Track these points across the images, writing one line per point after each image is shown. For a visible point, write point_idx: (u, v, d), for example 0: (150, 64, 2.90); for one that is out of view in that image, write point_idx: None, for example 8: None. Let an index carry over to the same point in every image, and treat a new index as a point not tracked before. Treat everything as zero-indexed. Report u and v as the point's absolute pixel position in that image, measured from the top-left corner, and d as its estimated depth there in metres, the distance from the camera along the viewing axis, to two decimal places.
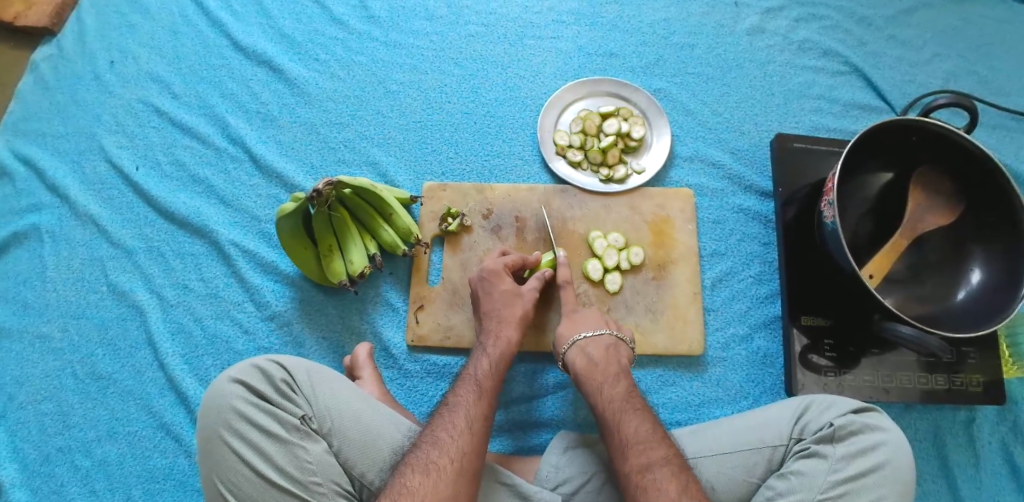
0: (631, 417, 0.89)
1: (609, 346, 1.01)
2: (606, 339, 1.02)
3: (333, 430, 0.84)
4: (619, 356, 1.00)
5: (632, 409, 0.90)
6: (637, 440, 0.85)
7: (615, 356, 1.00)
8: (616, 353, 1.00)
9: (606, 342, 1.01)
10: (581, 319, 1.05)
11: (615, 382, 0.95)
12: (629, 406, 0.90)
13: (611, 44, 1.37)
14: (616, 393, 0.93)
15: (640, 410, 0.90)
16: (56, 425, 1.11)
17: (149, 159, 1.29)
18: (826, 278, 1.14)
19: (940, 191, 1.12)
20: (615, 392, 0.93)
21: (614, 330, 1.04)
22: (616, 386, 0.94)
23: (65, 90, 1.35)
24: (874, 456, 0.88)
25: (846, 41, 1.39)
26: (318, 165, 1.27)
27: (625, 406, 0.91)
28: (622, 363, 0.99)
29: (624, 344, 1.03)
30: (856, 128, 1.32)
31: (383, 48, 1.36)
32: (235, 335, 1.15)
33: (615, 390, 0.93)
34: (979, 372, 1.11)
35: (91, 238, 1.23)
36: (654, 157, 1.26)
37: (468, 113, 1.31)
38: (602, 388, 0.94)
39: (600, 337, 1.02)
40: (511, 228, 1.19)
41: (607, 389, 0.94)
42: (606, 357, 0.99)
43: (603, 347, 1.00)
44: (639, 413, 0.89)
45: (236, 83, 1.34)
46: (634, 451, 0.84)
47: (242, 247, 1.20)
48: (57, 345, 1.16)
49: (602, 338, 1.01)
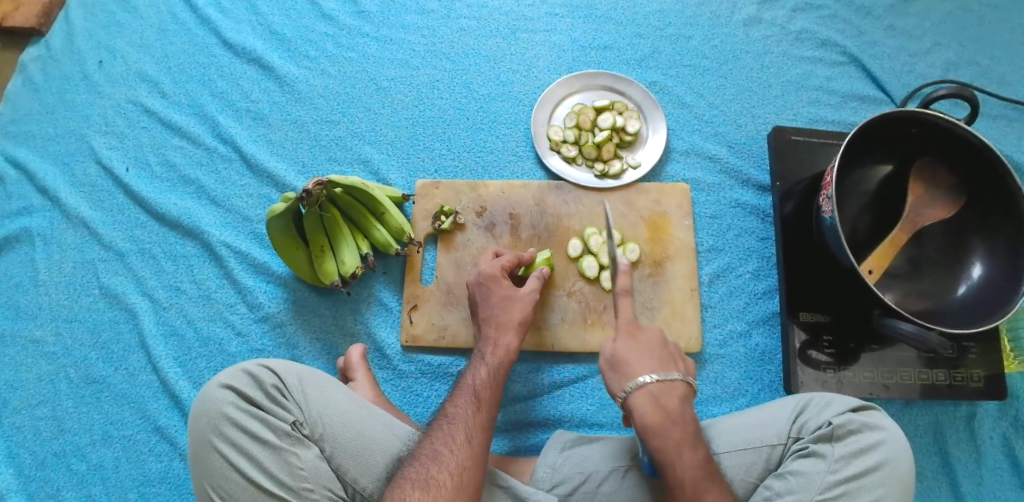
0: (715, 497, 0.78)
1: (680, 395, 0.84)
2: (679, 386, 0.84)
3: (325, 435, 0.83)
4: (686, 401, 0.84)
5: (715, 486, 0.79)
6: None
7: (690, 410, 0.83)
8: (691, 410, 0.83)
9: (679, 389, 0.84)
10: (646, 350, 0.86)
11: (693, 447, 0.81)
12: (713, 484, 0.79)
13: (606, 36, 1.35)
14: (695, 460, 0.80)
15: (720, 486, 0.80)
16: (51, 430, 1.11)
17: (140, 160, 1.27)
18: (826, 274, 1.13)
19: (941, 185, 1.10)
20: (694, 464, 0.80)
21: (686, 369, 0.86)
22: (698, 458, 0.80)
23: (53, 91, 1.33)
24: (874, 456, 0.87)
25: (844, 31, 1.37)
26: (310, 164, 1.25)
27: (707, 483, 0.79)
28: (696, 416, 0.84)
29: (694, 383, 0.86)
30: (855, 120, 1.30)
31: (374, 43, 1.34)
32: (228, 338, 1.14)
33: (695, 462, 0.80)
34: (979, 367, 1.10)
35: (82, 240, 1.22)
36: (650, 151, 1.24)
37: (460, 108, 1.29)
38: (680, 457, 0.80)
39: (673, 381, 0.84)
40: (505, 225, 1.17)
41: (684, 458, 0.80)
42: (681, 414, 0.82)
43: (676, 395, 0.83)
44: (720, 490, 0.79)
45: (226, 82, 1.32)
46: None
47: (234, 248, 1.19)
48: (49, 349, 1.15)
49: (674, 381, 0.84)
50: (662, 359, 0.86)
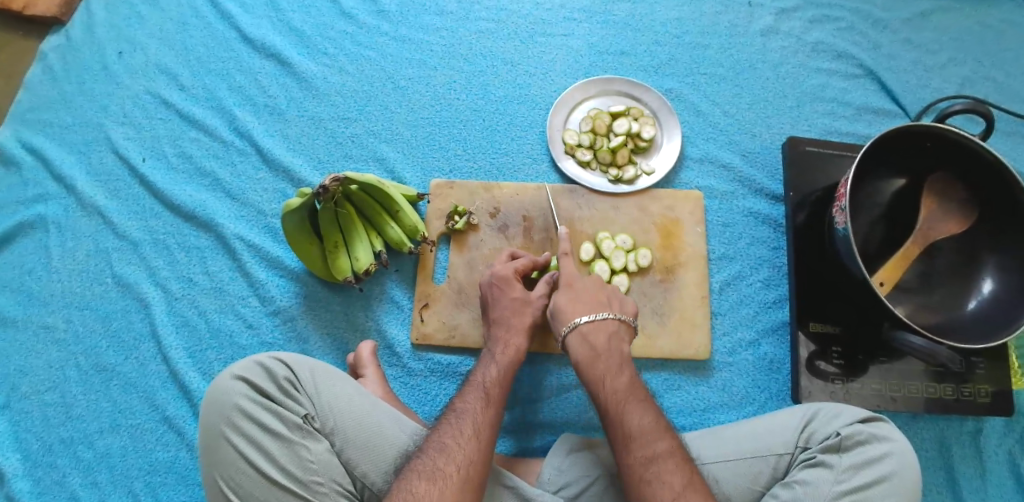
0: (646, 431, 0.83)
1: (617, 339, 0.94)
2: (610, 324, 0.94)
3: (335, 429, 0.83)
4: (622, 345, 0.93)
5: (650, 425, 0.84)
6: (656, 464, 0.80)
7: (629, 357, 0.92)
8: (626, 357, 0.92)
9: (609, 327, 0.94)
10: (581, 291, 0.98)
11: (627, 387, 0.88)
12: (648, 424, 0.84)
13: (622, 42, 1.35)
14: (619, 384, 0.88)
15: (657, 427, 0.84)
16: (59, 416, 1.11)
17: (156, 151, 1.28)
18: (836, 286, 1.13)
19: (953, 199, 1.12)
20: (625, 399, 0.86)
21: (617, 311, 0.96)
22: (630, 394, 0.87)
23: (73, 80, 1.34)
24: (880, 467, 0.87)
25: (860, 43, 1.37)
26: (326, 160, 1.26)
27: (638, 422, 0.84)
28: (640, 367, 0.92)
29: (627, 325, 0.96)
30: (869, 133, 1.30)
31: (392, 43, 1.34)
32: (239, 330, 1.15)
33: (627, 397, 0.87)
34: (986, 383, 1.11)
35: (97, 229, 1.23)
36: (664, 158, 1.25)
37: (476, 110, 1.30)
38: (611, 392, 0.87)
39: (602, 322, 0.94)
40: (518, 227, 1.17)
41: (609, 381, 0.89)
42: (616, 354, 0.91)
43: (613, 339, 0.93)
44: (656, 430, 0.83)
45: (244, 76, 1.33)
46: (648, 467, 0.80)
47: (248, 242, 1.19)
48: (61, 336, 1.16)
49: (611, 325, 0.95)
50: (597, 303, 0.97)
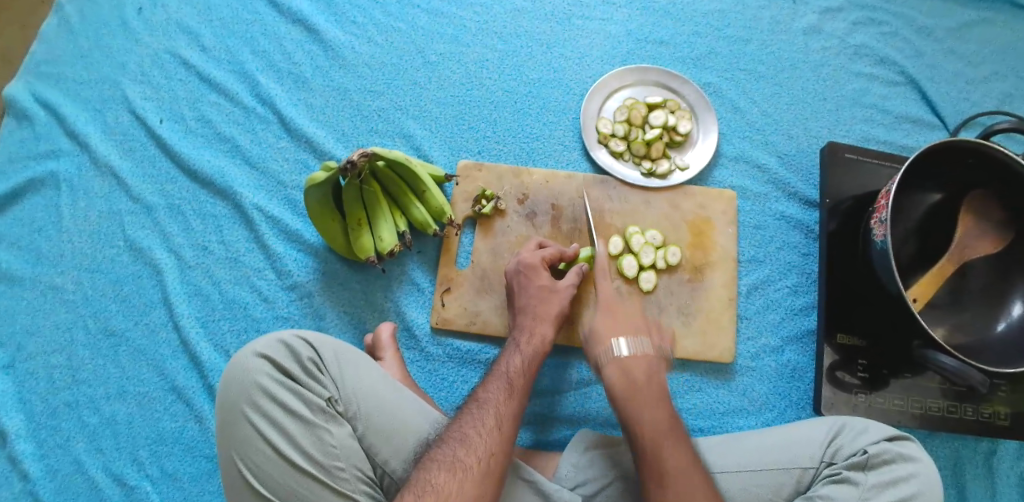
0: (699, 500, 0.79)
1: (658, 388, 0.91)
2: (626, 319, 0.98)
3: (358, 414, 0.81)
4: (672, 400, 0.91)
5: (702, 494, 0.80)
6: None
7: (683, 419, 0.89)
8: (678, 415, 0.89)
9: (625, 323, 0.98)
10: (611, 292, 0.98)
11: (678, 446, 0.85)
12: (699, 490, 0.80)
13: (662, 31, 1.31)
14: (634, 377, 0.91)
15: (709, 493, 0.80)
16: (65, 380, 1.08)
17: (174, 113, 1.24)
18: (866, 298, 1.11)
19: (990, 218, 1.10)
20: (677, 462, 0.83)
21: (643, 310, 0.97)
22: (679, 452, 0.84)
23: (89, 33, 1.28)
24: (906, 488, 0.86)
25: (904, 50, 1.33)
26: (350, 133, 1.22)
27: (693, 489, 0.80)
28: (691, 428, 0.89)
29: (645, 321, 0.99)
30: (907, 142, 1.27)
31: (425, 15, 1.29)
32: (253, 302, 1.11)
33: (678, 459, 0.83)
34: (1005, 405, 1.09)
35: (109, 189, 1.18)
36: (699, 154, 1.21)
37: (508, 91, 1.26)
38: (664, 451, 0.83)
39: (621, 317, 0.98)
40: (546, 215, 1.14)
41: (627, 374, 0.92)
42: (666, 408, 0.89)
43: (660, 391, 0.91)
44: (707, 497, 0.80)
45: (268, 41, 1.28)
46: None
47: (266, 212, 1.15)
48: (69, 297, 1.13)
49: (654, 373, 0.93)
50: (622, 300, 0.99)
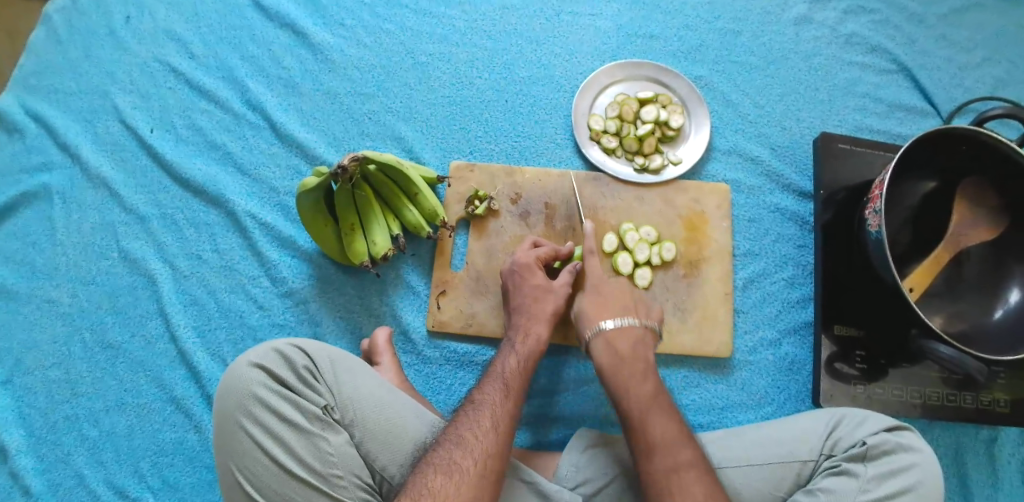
0: (635, 375, 0.90)
1: (645, 364, 0.91)
2: (634, 330, 0.95)
3: (355, 421, 0.81)
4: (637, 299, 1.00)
5: (640, 369, 0.90)
6: (640, 405, 0.86)
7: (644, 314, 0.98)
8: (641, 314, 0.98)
9: (633, 332, 0.94)
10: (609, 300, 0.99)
11: (629, 333, 0.94)
12: (637, 367, 0.91)
13: (652, 25, 1.30)
14: (641, 391, 0.87)
15: (646, 372, 0.90)
16: (63, 393, 1.08)
17: (165, 121, 1.23)
18: (861, 288, 1.11)
19: (984, 205, 1.10)
20: (625, 348, 0.93)
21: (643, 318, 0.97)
22: (629, 340, 0.93)
23: (78, 45, 1.27)
24: (907, 477, 0.85)
25: (895, 38, 1.32)
26: (341, 137, 1.22)
27: (629, 367, 0.91)
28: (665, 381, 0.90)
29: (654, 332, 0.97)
30: (901, 131, 1.27)
31: (413, 16, 1.29)
32: (249, 310, 1.11)
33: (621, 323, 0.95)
34: (1005, 391, 1.09)
35: (102, 201, 1.18)
36: (692, 149, 1.21)
37: (499, 90, 1.25)
38: (613, 338, 0.94)
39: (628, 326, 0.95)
40: (539, 214, 1.14)
41: (633, 388, 0.88)
42: (626, 307, 0.98)
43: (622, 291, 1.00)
44: (644, 373, 0.90)
45: (257, 46, 1.27)
46: (632, 409, 0.86)
47: (259, 219, 1.15)
48: (65, 311, 1.12)
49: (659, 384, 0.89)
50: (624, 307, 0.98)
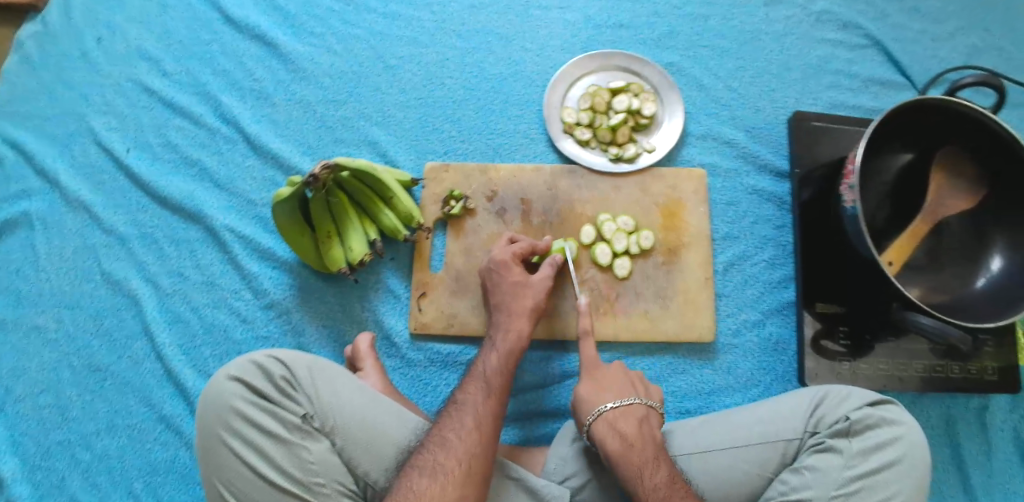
0: (645, 460, 0.85)
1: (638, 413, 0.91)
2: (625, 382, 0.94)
3: (336, 428, 0.81)
4: (630, 377, 0.96)
5: (650, 456, 0.85)
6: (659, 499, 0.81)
7: (643, 393, 0.94)
8: (639, 391, 0.94)
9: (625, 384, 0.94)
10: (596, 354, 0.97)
11: (632, 414, 0.90)
12: (647, 453, 0.86)
13: (621, 15, 1.30)
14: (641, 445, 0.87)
15: (657, 456, 0.86)
16: (55, 419, 1.09)
17: (140, 141, 1.24)
18: (842, 265, 1.11)
19: (962, 175, 1.08)
20: (630, 430, 0.88)
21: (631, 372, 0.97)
22: (632, 421, 0.88)
23: (50, 69, 1.28)
24: (890, 452, 0.86)
25: (867, 12, 1.32)
26: (315, 145, 1.22)
27: (626, 416, 0.89)
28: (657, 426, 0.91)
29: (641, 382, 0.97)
30: (876, 105, 1.26)
31: (382, 20, 1.28)
32: (233, 324, 1.12)
33: (630, 428, 0.88)
34: (993, 359, 1.09)
35: (82, 224, 1.19)
36: (666, 136, 1.20)
37: (471, 88, 1.25)
38: (615, 420, 0.88)
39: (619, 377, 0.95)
40: (516, 211, 1.14)
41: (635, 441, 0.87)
42: (624, 386, 0.94)
43: (618, 372, 0.96)
44: (655, 459, 0.85)
45: (228, 60, 1.27)
46: (651, 498, 0.81)
47: (238, 233, 1.15)
48: (52, 336, 1.13)
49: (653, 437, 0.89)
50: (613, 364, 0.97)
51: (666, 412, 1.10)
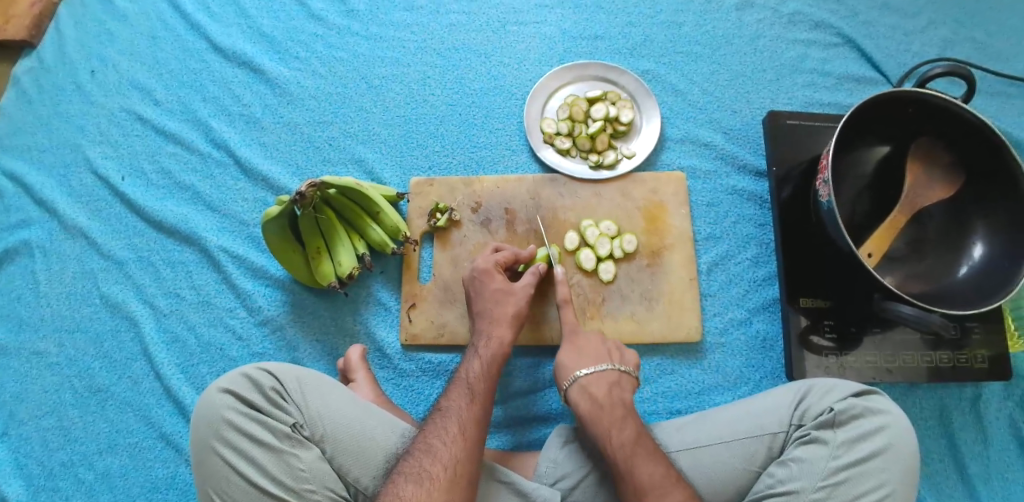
0: (613, 421, 0.89)
1: (613, 377, 0.95)
2: (600, 347, 0.99)
3: (325, 436, 0.83)
4: (608, 343, 1.00)
5: (617, 417, 0.89)
6: (623, 454, 0.85)
7: (618, 358, 0.98)
8: (614, 357, 0.98)
9: (599, 349, 0.98)
10: (582, 341, 1.00)
11: (604, 378, 0.94)
12: (616, 413, 0.90)
13: (596, 26, 1.33)
14: (613, 408, 0.90)
15: (625, 414, 0.90)
16: (58, 440, 1.11)
17: (135, 168, 1.28)
18: (823, 260, 1.12)
19: (936, 165, 1.10)
20: (600, 393, 0.92)
21: (614, 347, 1.00)
22: (603, 384, 0.93)
23: (47, 102, 1.33)
24: (875, 440, 0.86)
25: (838, 12, 1.35)
26: (304, 166, 1.25)
27: (598, 382, 0.94)
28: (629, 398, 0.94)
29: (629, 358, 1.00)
30: (851, 101, 1.28)
31: (364, 42, 1.33)
32: (229, 342, 1.14)
33: (601, 391, 0.92)
34: (983, 347, 1.09)
35: (81, 250, 1.22)
36: (645, 141, 1.23)
37: (453, 104, 1.28)
38: (587, 383, 0.94)
39: (596, 345, 0.99)
40: (500, 220, 1.17)
41: (604, 403, 0.91)
42: (599, 352, 0.98)
43: (596, 340, 1.00)
44: (623, 419, 0.89)
45: (218, 86, 1.32)
46: (616, 453, 0.86)
47: (231, 253, 1.19)
48: (53, 360, 1.16)
49: (624, 398, 0.92)
50: (598, 352, 0.98)
51: (658, 412, 1.11)
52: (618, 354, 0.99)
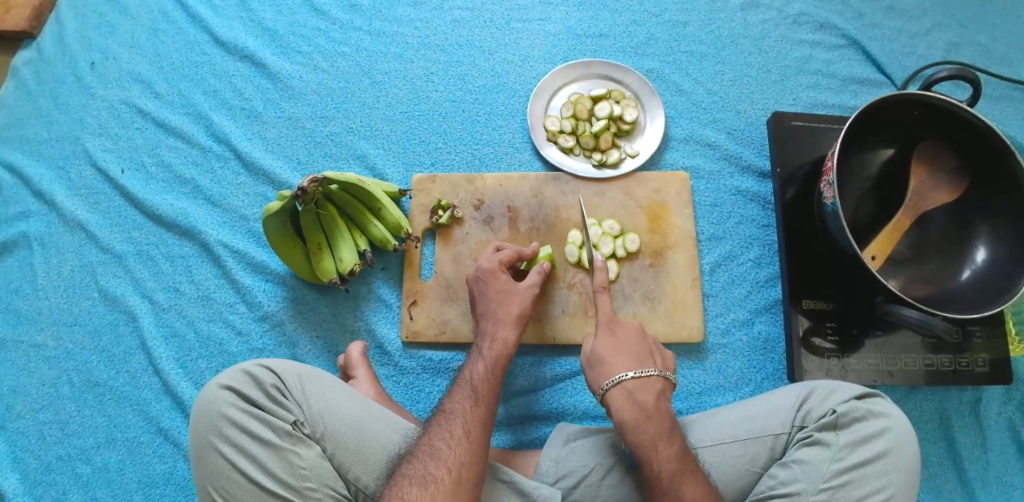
0: (660, 434, 0.86)
1: (660, 386, 0.91)
2: (644, 351, 0.95)
3: (326, 434, 0.83)
4: (648, 344, 0.97)
5: (665, 429, 0.87)
6: (669, 470, 0.83)
7: (661, 364, 0.95)
8: (658, 363, 0.95)
9: (645, 354, 0.95)
10: (624, 340, 0.96)
11: (650, 386, 0.91)
12: (662, 426, 0.87)
13: (601, 24, 1.33)
14: (659, 421, 0.88)
15: (670, 429, 0.87)
16: (55, 434, 1.11)
17: (135, 161, 1.27)
18: (826, 262, 1.12)
19: (943, 168, 1.09)
20: (647, 401, 0.89)
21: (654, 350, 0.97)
22: (652, 394, 0.90)
23: (47, 93, 1.31)
24: (877, 444, 0.86)
25: (843, 13, 1.34)
26: (306, 160, 1.24)
27: (645, 390, 0.90)
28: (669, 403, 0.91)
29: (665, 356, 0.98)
30: (855, 103, 1.28)
31: (367, 37, 1.32)
32: (228, 338, 1.13)
33: (648, 400, 0.89)
34: (985, 351, 1.09)
35: (79, 243, 1.21)
36: (649, 141, 1.23)
37: (456, 101, 1.28)
38: (634, 390, 0.90)
39: (640, 347, 0.96)
40: (503, 218, 1.16)
41: (652, 413, 0.88)
42: (643, 355, 0.94)
43: (639, 340, 0.97)
44: (670, 433, 0.87)
45: (219, 80, 1.31)
46: (662, 467, 0.83)
47: (231, 247, 1.18)
48: (51, 354, 1.15)
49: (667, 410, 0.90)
50: (641, 355, 0.95)
51: None
52: (657, 357, 0.96)
